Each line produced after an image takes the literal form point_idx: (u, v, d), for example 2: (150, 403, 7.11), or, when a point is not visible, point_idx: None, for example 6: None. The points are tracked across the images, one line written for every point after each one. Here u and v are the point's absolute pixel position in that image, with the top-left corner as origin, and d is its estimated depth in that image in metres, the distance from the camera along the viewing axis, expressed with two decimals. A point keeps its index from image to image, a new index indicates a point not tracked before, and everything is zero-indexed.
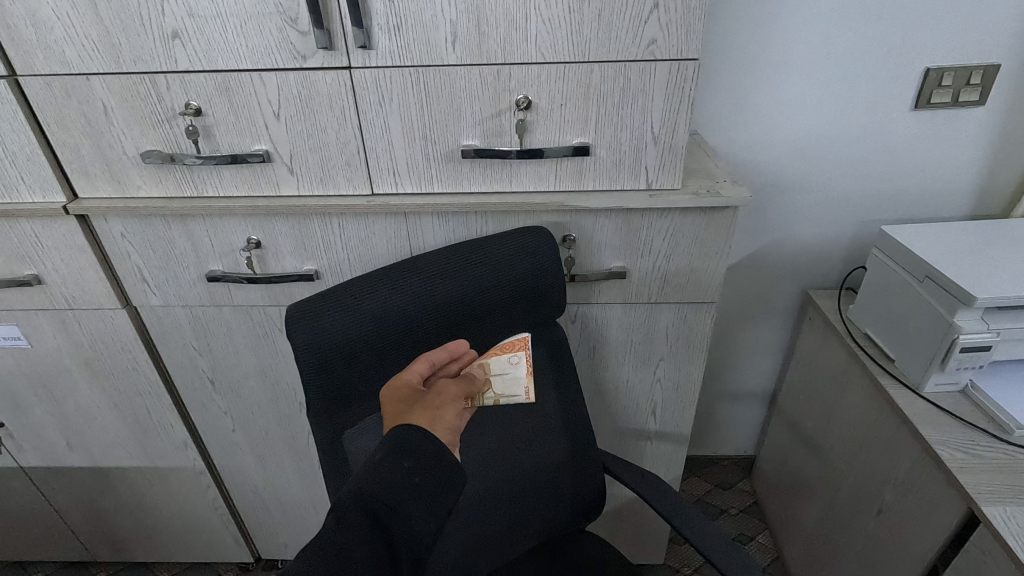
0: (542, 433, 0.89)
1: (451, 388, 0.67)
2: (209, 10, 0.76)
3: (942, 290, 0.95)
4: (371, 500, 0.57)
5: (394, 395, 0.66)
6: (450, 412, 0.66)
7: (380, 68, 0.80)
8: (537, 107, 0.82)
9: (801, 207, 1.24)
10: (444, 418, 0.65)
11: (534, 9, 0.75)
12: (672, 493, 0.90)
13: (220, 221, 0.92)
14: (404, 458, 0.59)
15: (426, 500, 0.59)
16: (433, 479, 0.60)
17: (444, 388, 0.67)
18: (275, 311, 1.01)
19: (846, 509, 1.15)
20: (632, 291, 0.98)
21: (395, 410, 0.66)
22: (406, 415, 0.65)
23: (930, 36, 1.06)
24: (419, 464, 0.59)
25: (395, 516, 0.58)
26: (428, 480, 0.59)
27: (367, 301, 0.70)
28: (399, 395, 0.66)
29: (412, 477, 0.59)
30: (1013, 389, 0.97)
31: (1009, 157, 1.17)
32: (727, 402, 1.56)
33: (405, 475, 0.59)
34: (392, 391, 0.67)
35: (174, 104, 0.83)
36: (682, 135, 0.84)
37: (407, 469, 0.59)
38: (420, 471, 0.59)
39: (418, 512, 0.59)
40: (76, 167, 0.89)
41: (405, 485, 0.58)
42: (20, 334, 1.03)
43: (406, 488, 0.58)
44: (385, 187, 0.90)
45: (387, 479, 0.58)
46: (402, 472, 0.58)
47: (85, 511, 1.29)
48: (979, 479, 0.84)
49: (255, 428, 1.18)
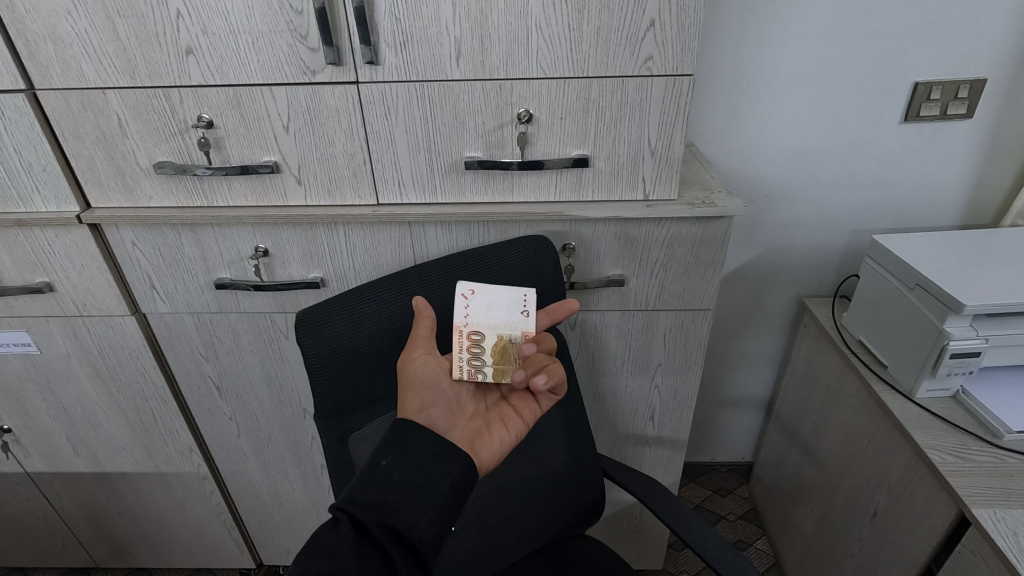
0: (542, 437, 0.92)
1: (406, 363, 0.70)
2: (222, 28, 0.79)
3: (932, 298, 0.98)
4: (348, 506, 0.60)
5: None
6: (412, 395, 0.68)
7: (387, 84, 0.83)
8: (538, 121, 0.85)
9: (795, 217, 1.27)
10: (408, 405, 0.68)
11: (535, 27, 0.78)
12: (669, 497, 0.92)
13: (229, 230, 0.95)
14: (381, 458, 0.63)
15: (410, 495, 0.61)
16: (415, 471, 0.62)
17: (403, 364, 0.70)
18: (281, 318, 1.03)
19: (841, 512, 1.17)
20: (630, 298, 1.00)
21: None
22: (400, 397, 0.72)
23: (916, 52, 1.09)
24: (398, 460, 0.62)
25: (378, 517, 0.59)
26: (409, 474, 0.62)
27: (372, 308, 0.72)
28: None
29: (392, 472, 0.62)
30: (1002, 394, 1.00)
31: (996, 169, 1.20)
32: (724, 409, 1.58)
33: (385, 474, 0.62)
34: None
35: (187, 117, 0.86)
36: (678, 148, 0.86)
37: (385, 467, 0.62)
38: (399, 467, 0.62)
39: (405, 509, 0.60)
40: (89, 177, 0.91)
41: (388, 484, 0.61)
42: (30, 340, 1.05)
43: (387, 488, 0.61)
44: (389, 198, 0.93)
45: (369, 483, 0.61)
46: (382, 471, 0.62)
47: (88, 516, 1.31)
48: (969, 482, 0.86)
49: (260, 434, 1.19)
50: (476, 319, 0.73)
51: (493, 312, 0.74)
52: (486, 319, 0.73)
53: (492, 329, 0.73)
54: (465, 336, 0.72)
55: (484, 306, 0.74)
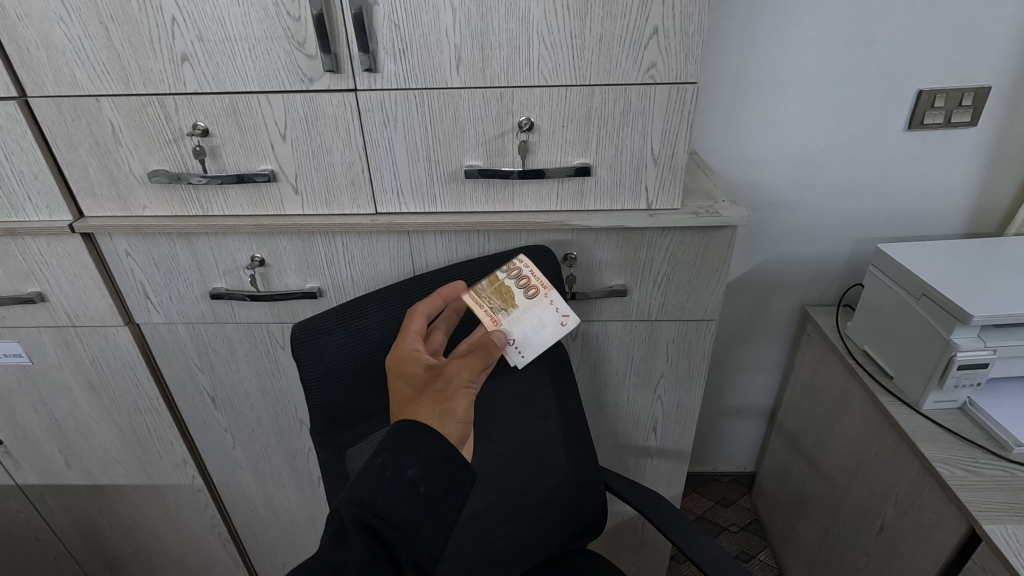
0: (544, 450, 0.90)
1: (461, 374, 0.62)
2: (219, 34, 0.78)
3: (939, 308, 0.96)
4: (371, 516, 0.57)
5: (407, 375, 0.65)
6: (460, 402, 0.62)
7: (384, 91, 0.81)
8: (539, 129, 0.84)
9: (798, 225, 1.26)
10: (455, 412, 0.62)
11: (537, 34, 0.77)
12: (673, 512, 0.90)
13: (224, 240, 0.93)
14: (408, 466, 0.59)
15: (431, 511, 0.59)
16: (438, 485, 0.60)
17: (454, 374, 0.62)
18: (277, 328, 1.01)
19: (847, 524, 1.15)
20: (633, 308, 0.99)
21: (407, 392, 0.65)
22: (416, 402, 0.63)
23: (920, 60, 1.08)
24: (424, 471, 0.59)
25: (399, 536, 0.57)
26: (433, 488, 0.59)
27: (369, 320, 0.71)
28: (409, 376, 0.65)
29: (417, 486, 0.59)
30: (1012, 406, 0.98)
31: (999, 177, 1.19)
32: (726, 418, 1.56)
33: (410, 484, 0.59)
34: (399, 367, 0.66)
35: (182, 124, 0.84)
36: (682, 157, 0.85)
37: (410, 477, 0.59)
38: (425, 480, 0.59)
39: (422, 529, 0.58)
40: (82, 185, 0.90)
41: (407, 498, 0.58)
42: (22, 351, 1.03)
43: (411, 501, 0.58)
44: (387, 208, 0.91)
45: (388, 492, 0.58)
46: (406, 480, 0.58)
47: (81, 529, 1.28)
48: (979, 496, 0.84)
49: (255, 445, 1.17)
50: (548, 307, 0.72)
51: (547, 332, 0.71)
52: (549, 316, 0.72)
53: (525, 312, 0.72)
54: (536, 280, 0.73)
55: (552, 337, 0.70)
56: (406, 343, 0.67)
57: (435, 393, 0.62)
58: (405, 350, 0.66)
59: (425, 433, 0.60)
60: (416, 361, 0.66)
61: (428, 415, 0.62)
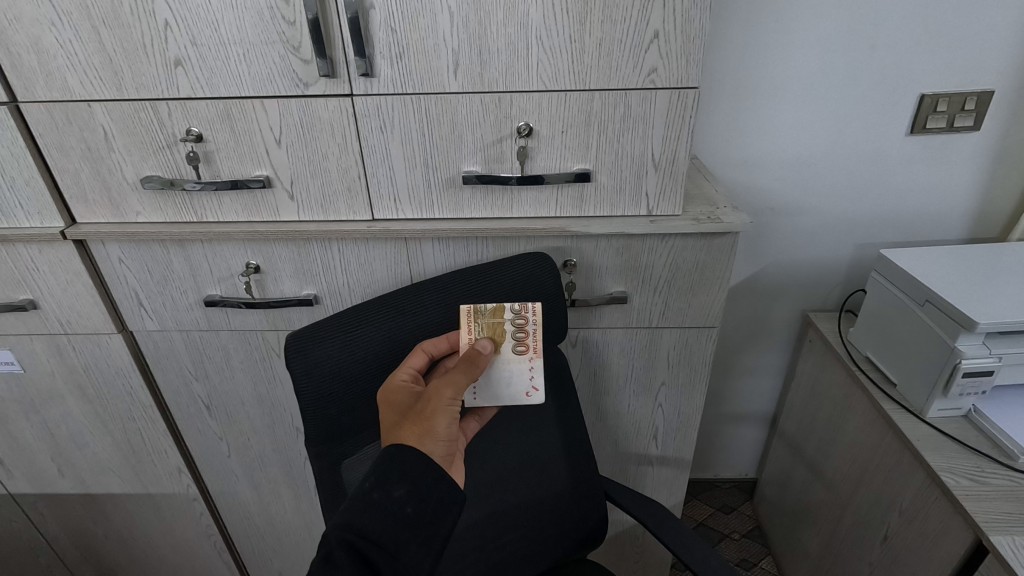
0: (543, 460, 0.88)
1: (442, 393, 0.62)
2: (212, 39, 0.77)
3: (942, 315, 0.95)
4: (360, 539, 0.57)
5: (390, 404, 0.65)
6: (440, 421, 0.62)
7: (381, 95, 0.80)
8: (537, 134, 0.82)
9: (800, 230, 1.25)
10: (435, 431, 0.61)
11: (535, 38, 0.76)
12: (675, 522, 0.88)
13: (220, 247, 0.92)
14: (396, 487, 0.58)
15: (420, 532, 0.59)
16: (426, 506, 0.59)
17: (434, 394, 0.62)
18: (273, 336, 1.00)
19: (851, 533, 1.13)
20: (633, 315, 0.97)
21: (393, 419, 0.65)
22: (398, 427, 0.63)
23: (924, 64, 1.07)
24: (411, 492, 0.59)
25: (387, 557, 0.57)
26: (421, 509, 0.59)
27: (365, 330, 0.69)
28: (395, 405, 0.65)
29: (405, 506, 0.58)
30: (1017, 414, 0.97)
31: (1003, 182, 1.18)
32: (727, 425, 1.55)
33: (396, 505, 0.58)
34: (383, 397, 0.66)
35: (175, 130, 0.83)
36: (683, 162, 0.84)
37: (397, 498, 0.58)
38: (413, 501, 0.59)
39: (412, 549, 0.58)
40: (74, 192, 0.88)
41: (395, 519, 0.58)
42: (14, 359, 1.02)
43: (399, 523, 0.58)
44: (385, 213, 0.90)
45: (375, 513, 0.58)
46: (393, 501, 0.58)
47: (73, 538, 1.26)
48: (986, 507, 0.83)
49: (251, 453, 1.16)
50: (525, 369, 0.70)
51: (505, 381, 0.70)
52: (521, 377, 0.71)
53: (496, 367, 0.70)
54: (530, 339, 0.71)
55: (510, 397, 0.71)
56: (394, 376, 0.66)
57: (416, 414, 0.62)
58: (391, 382, 0.66)
59: (407, 453, 0.60)
60: (402, 390, 0.65)
61: (408, 435, 0.61)
